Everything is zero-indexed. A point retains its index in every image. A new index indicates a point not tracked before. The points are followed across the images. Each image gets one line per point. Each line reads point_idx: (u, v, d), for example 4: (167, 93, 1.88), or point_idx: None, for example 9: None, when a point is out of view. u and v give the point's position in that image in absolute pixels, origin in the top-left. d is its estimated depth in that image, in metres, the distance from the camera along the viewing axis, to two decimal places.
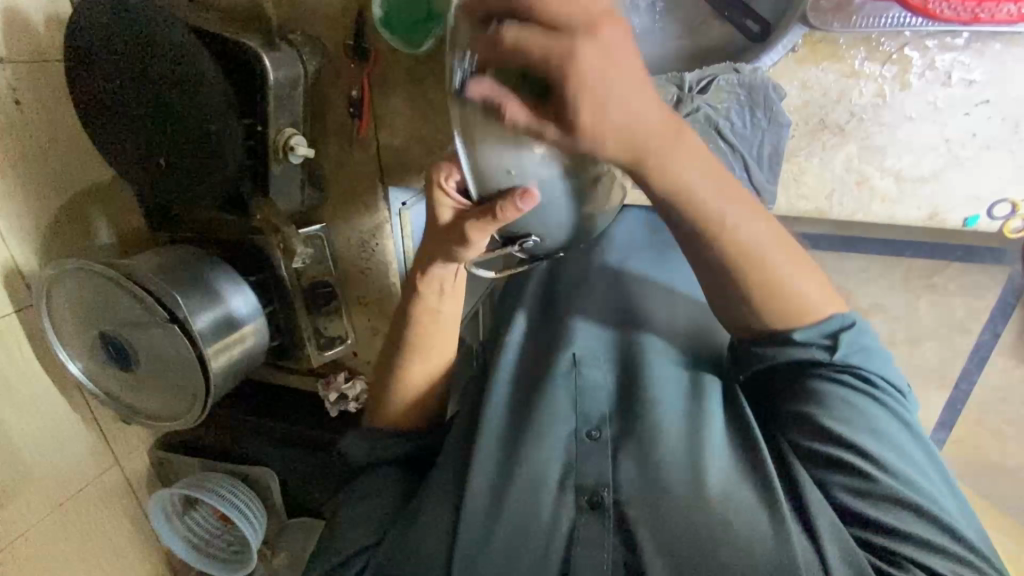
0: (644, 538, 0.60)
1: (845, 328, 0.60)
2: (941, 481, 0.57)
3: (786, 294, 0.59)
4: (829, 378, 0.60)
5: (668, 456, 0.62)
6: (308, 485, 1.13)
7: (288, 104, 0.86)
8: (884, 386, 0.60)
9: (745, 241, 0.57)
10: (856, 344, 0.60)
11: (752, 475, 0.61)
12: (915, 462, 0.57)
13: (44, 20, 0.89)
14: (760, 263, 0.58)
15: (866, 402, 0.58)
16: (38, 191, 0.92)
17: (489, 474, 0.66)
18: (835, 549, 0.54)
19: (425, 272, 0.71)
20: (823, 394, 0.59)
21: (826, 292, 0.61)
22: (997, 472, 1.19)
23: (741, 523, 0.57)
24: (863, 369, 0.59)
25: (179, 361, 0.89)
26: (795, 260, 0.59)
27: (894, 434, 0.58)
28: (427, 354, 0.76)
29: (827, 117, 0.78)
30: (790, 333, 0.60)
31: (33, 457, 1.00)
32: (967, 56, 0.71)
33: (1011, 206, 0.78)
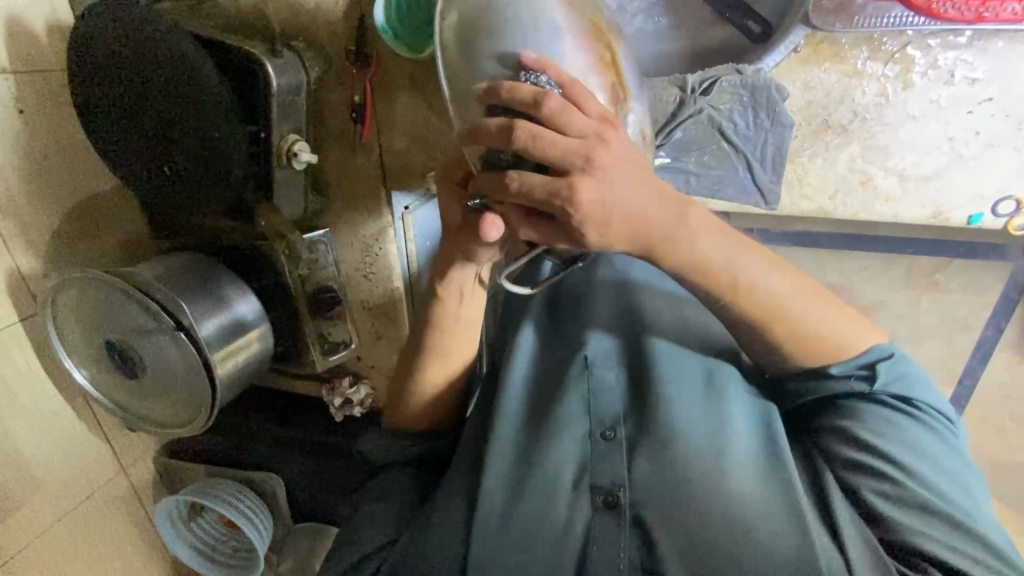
0: (661, 539, 0.60)
1: (884, 360, 0.61)
2: (981, 503, 0.58)
3: (814, 338, 0.62)
4: (866, 399, 0.61)
5: (688, 456, 0.62)
6: (315, 490, 1.13)
7: (291, 111, 0.86)
8: (926, 409, 0.61)
9: (767, 293, 0.60)
10: (896, 372, 0.61)
11: (774, 476, 0.61)
12: (958, 483, 0.58)
13: (45, 30, 0.90)
14: (786, 311, 0.61)
15: (903, 421, 0.60)
16: (41, 200, 0.92)
17: (500, 478, 0.66)
18: (859, 552, 0.55)
19: (444, 280, 0.72)
20: (862, 417, 0.60)
21: (857, 328, 0.63)
22: (1002, 468, 1.19)
23: (761, 524, 0.58)
24: (903, 394, 0.60)
25: (186, 369, 0.89)
26: (823, 303, 0.62)
27: (930, 450, 0.58)
28: (439, 358, 0.76)
29: (831, 117, 0.78)
30: (828, 368, 0.62)
31: (39, 466, 0.99)
32: (970, 55, 0.71)
33: (1016, 203, 0.77)
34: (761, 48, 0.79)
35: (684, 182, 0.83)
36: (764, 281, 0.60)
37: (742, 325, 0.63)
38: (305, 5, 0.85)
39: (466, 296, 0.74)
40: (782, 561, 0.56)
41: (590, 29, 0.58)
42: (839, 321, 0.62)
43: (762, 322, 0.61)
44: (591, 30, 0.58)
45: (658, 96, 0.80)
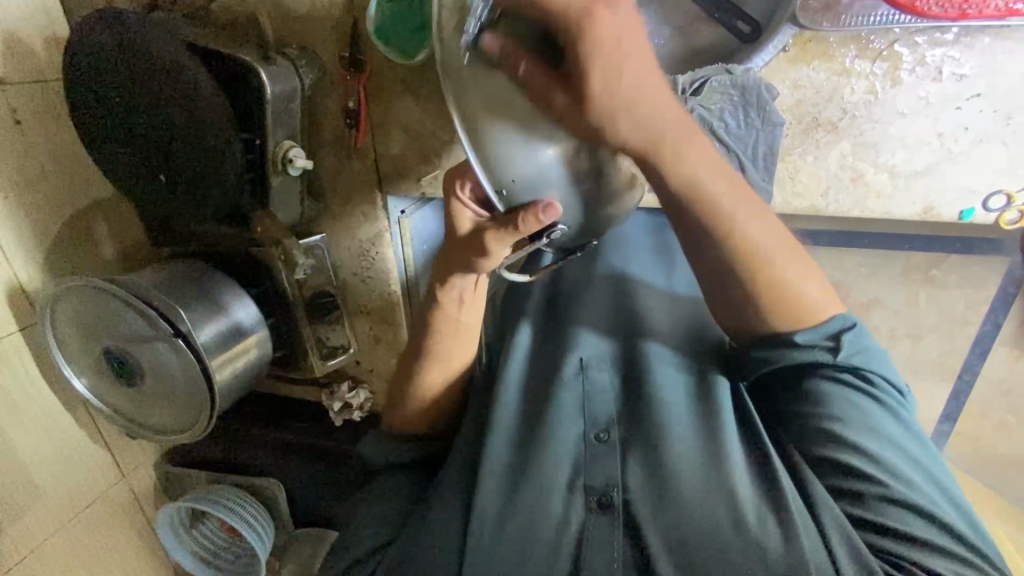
0: (651, 537, 0.59)
1: (847, 328, 0.63)
2: (940, 483, 0.59)
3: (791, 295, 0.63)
4: (829, 376, 0.62)
5: (677, 453, 0.63)
6: (315, 494, 1.14)
7: (285, 117, 0.86)
8: (884, 389, 0.62)
9: (750, 241, 0.62)
10: (857, 344, 0.62)
11: (763, 470, 0.62)
12: (918, 464, 0.59)
13: (43, 41, 0.91)
14: (765, 265, 0.63)
15: (864, 400, 0.61)
16: (40, 209, 0.93)
17: (498, 476, 0.66)
18: (840, 544, 0.55)
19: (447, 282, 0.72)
20: (827, 396, 0.61)
21: (830, 299, 0.65)
22: (1004, 463, 1.19)
23: (749, 522, 0.57)
24: (864, 371, 0.62)
25: (185, 377, 0.89)
26: (798, 263, 0.64)
27: (890, 429, 0.60)
28: (440, 360, 0.76)
29: (820, 115, 0.78)
30: (795, 336, 0.62)
31: (40, 474, 1.00)
32: (956, 51, 0.71)
33: (1006, 198, 0.78)
34: (751, 48, 0.79)
35: None
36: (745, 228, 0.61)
37: (721, 269, 0.64)
38: (299, 13, 0.86)
39: (468, 300, 0.74)
40: (769, 561, 0.55)
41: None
42: (816, 291, 0.64)
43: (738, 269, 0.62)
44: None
45: None
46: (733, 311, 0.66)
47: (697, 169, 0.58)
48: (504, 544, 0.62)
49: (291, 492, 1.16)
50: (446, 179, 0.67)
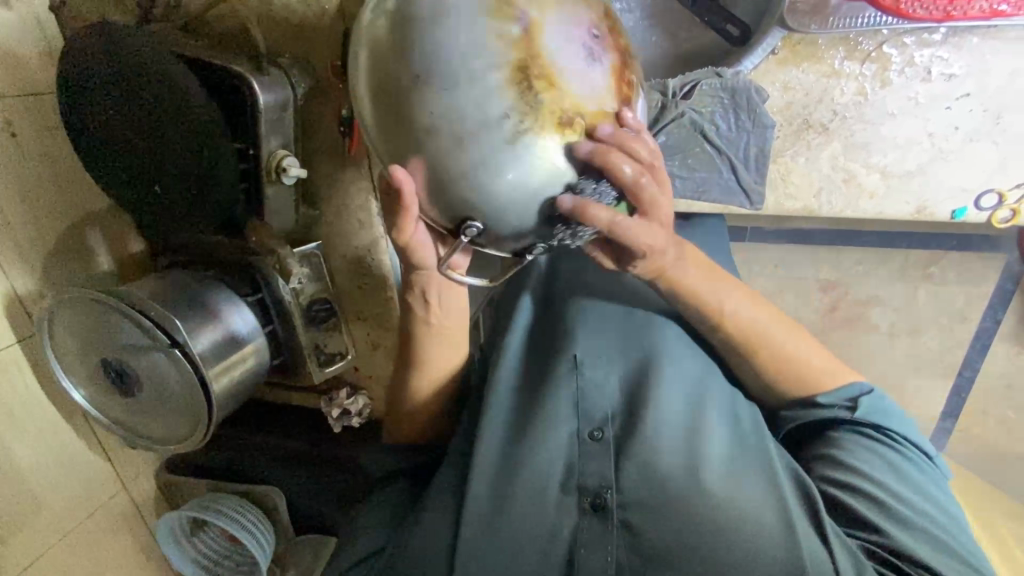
0: (652, 537, 0.60)
1: (864, 394, 0.67)
2: (957, 522, 0.61)
3: (788, 355, 0.70)
4: (850, 428, 0.66)
5: (672, 451, 0.64)
6: (314, 501, 1.14)
7: (278, 127, 0.87)
8: (903, 441, 0.65)
9: (748, 322, 0.70)
10: (876, 407, 0.67)
11: (758, 469, 0.62)
12: (932, 501, 0.61)
13: (37, 56, 0.91)
14: (767, 340, 0.70)
15: (881, 447, 0.64)
16: (36, 222, 0.94)
17: (491, 480, 0.66)
18: (842, 552, 0.56)
19: (410, 281, 0.71)
20: (843, 441, 0.65)
21: (837, 366, 0.71)
22: (1006, 459, 1.19)
23: (748, 522, 0.58)
24: (882, 425, 0.65)
25: (183, 386, 0.89)
26: (798, 335, 0.71)
27: (905, 473, 0.63)
28: (430, 367, 0.77)
29: (811, 117, 0.79)
30: (816, 398, 0.68)
31: (40, 486, 1.00)
32: (945, 52, 0.72)
33: (997, 196, 0.78)
34: (741, 51, 0.79)
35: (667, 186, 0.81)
36: (741, 316, 0.70)
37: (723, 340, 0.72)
38: (291, 23, 0.87)
39: (446, 306, 0.74)
40: (769, 565, 0.56)
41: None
42: (807, 347, 0.70)
43: (731, 339, 0.71)
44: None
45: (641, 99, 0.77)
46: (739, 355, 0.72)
47: (691, 281, 0.70)
48: (502, 548, 0.62)
49: (290, 499, 1.16)
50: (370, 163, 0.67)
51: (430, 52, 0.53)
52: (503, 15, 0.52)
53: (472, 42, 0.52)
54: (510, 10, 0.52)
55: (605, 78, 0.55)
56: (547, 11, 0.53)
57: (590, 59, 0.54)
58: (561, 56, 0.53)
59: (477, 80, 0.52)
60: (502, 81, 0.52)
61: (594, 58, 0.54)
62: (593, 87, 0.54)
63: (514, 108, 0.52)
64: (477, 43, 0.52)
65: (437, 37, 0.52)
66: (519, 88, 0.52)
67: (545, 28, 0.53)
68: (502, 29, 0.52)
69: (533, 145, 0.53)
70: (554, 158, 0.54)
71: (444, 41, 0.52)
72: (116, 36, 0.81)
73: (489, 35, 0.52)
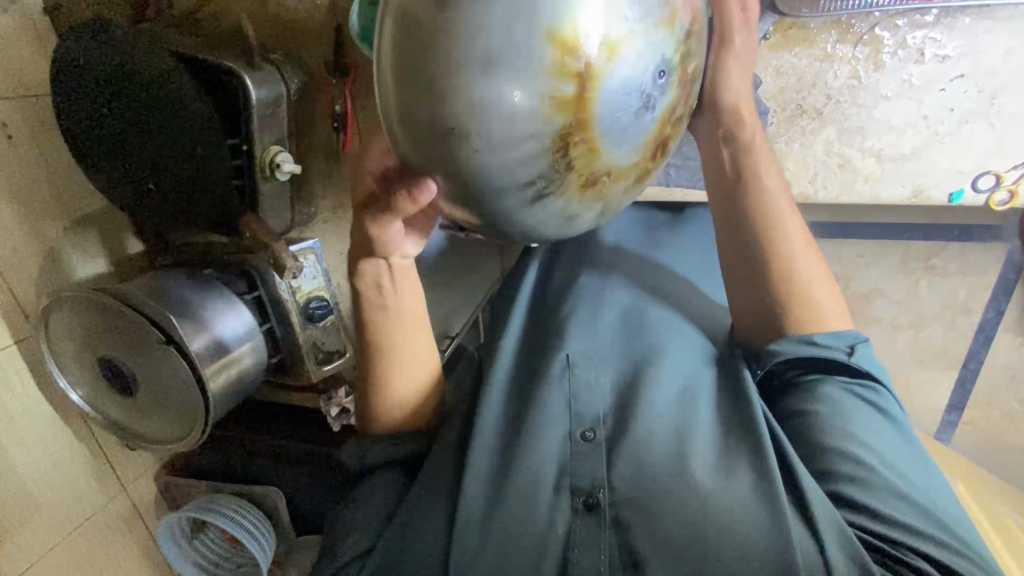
0: (640, 540, 0.59)
1: (859, 342, 0.67)
2: (937, 487, 0.61)
3: (788, 260, 0.70)
4: (838, 388, 0.65)
5: (661, 450, 0.63)
6: (314, 500, 1.14)
7: (272, 122, 0.87)
8: (888, 401, 0.65)
9: (786, 255, 0.70)
10: (869, 358, 0.66)
11: (749, 467, 0.61)
12: (914, 466, 0.61)
13: (35, 57, 0.92)
14: (794, 278, 0.69)
15: (865, 409, 0.64)
16: (32, 223, 0.94)
17: (485, 478, 0.66)
18: (831, 538, 0.55)
19: (359, 270, 0.72)
20: (829, 398, 0.65)
21: (844, 319, 0.71)
22: (1011, 451, 1.18)
23: (737, 520, 0.57)
24: (870, 382, 0.65)
25: (180, 385, 0.89)
26: (823, 281, 0.70)
27: (889, 437, 0.62)
28: (392, 346, 0.76)
29: (805, 102, 0.78)
30: (814, 336, 0.66)
31: (38, 487, 1.00)
32: (937, 33, 0.72)
33: (995, 178, 0.77)
34: None
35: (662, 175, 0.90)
36: (785, 232, 0.70)
37: (752, 275, 0.71)
38: (284, 19, 0.88)
39: (394, 287, 0.74)
40: (759, 555, 0.55)
41: (562, 31, 0.45)
42: (810, 260, 0.70)
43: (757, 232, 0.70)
44: (568, 37, 0.46)
45: None
46: (751, 321, 0.72)
47: (757, 172, 0.70)
48: (495, 547, 0.62)
49: (290, 500, 1.15)
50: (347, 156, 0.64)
51: (472, 102, 0.47)
52: (562, 70, 0.46)
53: (522, 101, 0.46)
54: (572, 62, 0.46)
55: (642, 137, 0.53)
56: (615, 59, 0.48)
57: (642, 113, 0.51)
58: (612, 119, 0.50)
59: (516, 141, 0.48)
60: (539, 145, 0.49)
61: (647, 110, 0.51)
62: (631, 145, 0.52)
63: (543, 174, 0.51)
64: (526, 103, 0.47)
65: (483, 79, 0.46)
66: (556, 156, 0.50)
67: (605, 83, 0.48)
68: (557, 88, 0.47)
69: (553, 203, 0.53)
70: (571, 211, 0.55)
71: (493, 93, 0.46)
72: (108, 37, 0.82)
73: (540, 93, 0.46)
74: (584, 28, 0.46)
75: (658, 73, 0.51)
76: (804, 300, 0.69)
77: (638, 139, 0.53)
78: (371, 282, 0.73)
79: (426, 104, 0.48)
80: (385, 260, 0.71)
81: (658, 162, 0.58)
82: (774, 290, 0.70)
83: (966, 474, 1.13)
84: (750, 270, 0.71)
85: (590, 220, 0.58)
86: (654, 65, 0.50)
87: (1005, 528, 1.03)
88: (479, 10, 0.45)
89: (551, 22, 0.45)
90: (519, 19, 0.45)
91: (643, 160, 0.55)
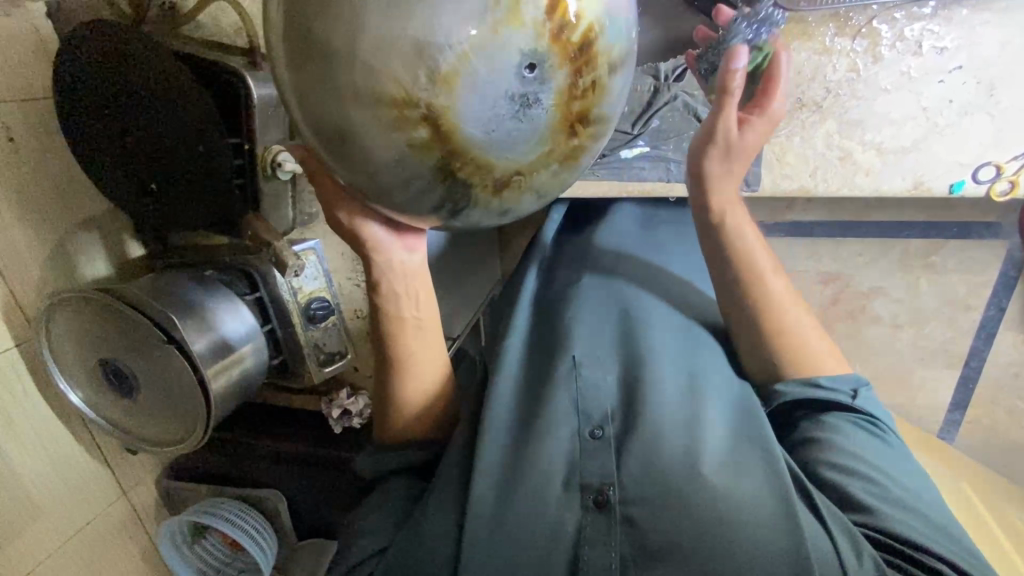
0: (652, 539, 0.58)
1: (862, 385, 0.68)
2: (945, 509, 0.61)
3: (776, 313, 0.71)
4: (839, 413, 0.66)
5: (673, 452, 0.61)
6: (316, 505, 1.13)
7: (272, 122, 0.87)
8: (885, 429, 0.67)
9: (775, 307, 0.71)
10: (868, 393, 0.68)
11: (761, 469, 0.60)
12: (921, 489, 0.62)
13: (36, 59, 0.92)
14: (785, 331, 0.70)
15: (870, 435, 0.65)
16: (34, 225, 0.94)
17: (494, 479, 0.63)
18: (850, 550, 0.54)
19: (372, 279, 0.73)
20: (835, 424, 0.66)
21: (839, 362, 0.71)
22: (1013, 449, 1.17)
23: (753, 526, 0.56)
24: (872, 413, 0.66)
25: (181, 385, 0.88)
26: (816, 335, 0.72)
27: (893, 460, 0.63)
28: (409, 358, 0.76)
29: (804, 95, 0.79)
30: (818, 378, 0.68)
31: (38, 491, 0.99)
32: (935, 25, 0.73)
33: (995, 169, 0.78)
34: None
35: (665, 169, 0.90)
36: (772, 283, 0.72)
37: (739, 315, 0.73)
38: None
39: (406, 296, 0.75)
40: (776, 558, 0.54)
41: (390, 92, 0.45)
42: (788, 298, 0.72)
43: (739, 276, 0.72)
44: (399, 92, 0.45)
45: (635, 86, 0.88)
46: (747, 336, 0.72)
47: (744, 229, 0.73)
48: (504, 548, 0.59)
49: (292, 504, 1.15)
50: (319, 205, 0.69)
51: (368, 172, 0.51)
52: (411, 116, 0.46)
53: (390, 152, 0.49)
54: (413, 113, 0.46)
55: (535, 132, 0.47)
56: (455, 91, 0.45)
57: (522, 112, 0.46)
58: (485, 134, 0.46)
59: (406, 181, 0.51)
60: (428, 178, 0.50)
61: (525, 107, 0.46)
62: (524, 140, 0.48)
63: (447, 197, 0.51)
64: (395, 155, 0.49)
65: (355, 146, 0.50)
66: (448, 182, 0.50)
67: (457, 113, 0.45)
68: (412, 138, 0.47)
69: (477, 213, 0.53)
70: (504, 206, 0.52)
71: (375, 163, 0.50)
72: (105, 36, 0.81)
73: (401, 144, 0.48)
74: (411, 70, 0.44)
75: (523, 65, 0.45)
76: (783, 327, 0.70)
77: (530, 136, 0.48)
78: (386, 291, 0.75)
79: (348, 173, 0.53)
80: (385, 262, 0.72)
81: (592, 130, 0.51)
82: (762, 323, 0.71)
83: (971, 474, 1.11)
84: (737, 309, 0.73)
85: (532, 200, 0.53)
86: (510, 61, 0.44)
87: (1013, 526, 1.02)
88: (336, 87, 0.47)
89: (384, 82, 0.45)
90: (363, 92, 0.46)
91: (551, 150, 0.49)
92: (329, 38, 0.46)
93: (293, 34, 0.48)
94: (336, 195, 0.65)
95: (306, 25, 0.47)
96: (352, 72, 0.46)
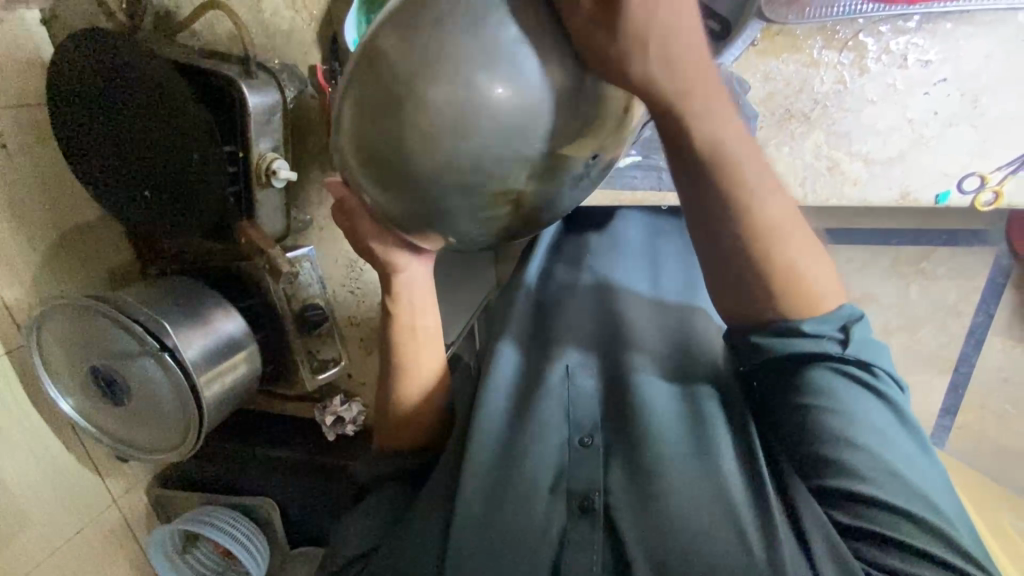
0: (631, 542, 0.56)
1: (854, 321, 0.57)
2: (937, 483, 0.54)
3: (777, 246, 0.56)
4: (828, 365, 0.56)
5: (673, 461, 0.59)
6: (308, 513, 1.13)
7: (266, 130, 0.87)
8: (885, 381, 0.57)
9: (772, 228, 0.56)
10: (862, 337, 0.57)
11: (746, 474, 0.57)
12: (914, 463, 0.53)
13: (28, 67, 0.92)
14: (787, 267, 0.56)
15: (862, 394, 0.55)
16: (24, 233, 0.94)
17: (480, 483, 0.62)
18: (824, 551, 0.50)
19: (393, 291, 0.74)
20: (820, 384, 0.55)
21: (833, 282, 0.58)
22: (1001, 453, 1.18)
23: (732, 535, 0.53)
24: (867, 362, 0.56)
25: (172, 394, 0.88)
26: (816, 256, 0.58)
27: (888, 427, 0.54)
28: (420, 368, 0.77)
29: (793, 106, 0.81)
30: (800, 323, 0.56)
31: (27, 500, 0.98)
32: (920, 38, 0.75)
33: (979, 179, 0.80)
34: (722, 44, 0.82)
35: (657, 179, 0.95)
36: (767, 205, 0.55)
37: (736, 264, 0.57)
38: (281, 29, 0.90)
39: (420, 303, 0.76)
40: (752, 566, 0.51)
41: (489, 185, 0.48)
42: (793, 229, 0.57)
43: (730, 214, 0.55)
44: (496, 184, 0.48)
45: None
46: (740, 295, 0.59)
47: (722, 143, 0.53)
48: (491, 553, 0.58)
49: (284, 512, 1.14)
50: (350, 227, 0.68)
51: (412, 211, 0.51)
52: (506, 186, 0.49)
53: (455, 208, 0.50)
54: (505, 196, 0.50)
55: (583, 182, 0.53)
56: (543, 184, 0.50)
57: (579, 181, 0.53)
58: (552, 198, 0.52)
59: (455, 226, 0.51)
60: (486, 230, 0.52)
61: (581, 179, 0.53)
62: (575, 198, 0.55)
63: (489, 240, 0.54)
64: (456, 211, 0.50)
65: (422, 195, 0.49)
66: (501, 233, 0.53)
67: (537, 195, 0.51)
68: (491, 214, 0.51)
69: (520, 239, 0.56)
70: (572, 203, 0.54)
71: (435, 218, 0.51)
72: (121, 54, 0.81)
73: (471, 209, 0.50)
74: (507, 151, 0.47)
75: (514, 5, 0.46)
76: (770, 248, 0.56)
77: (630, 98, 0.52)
78: (405, 303, 0.75)
79: (409, 220, 0.52)
80: (405, 280, 0.74)
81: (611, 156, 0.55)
82: (766, 269, 0.56)
83: (963, 479, 1.12)
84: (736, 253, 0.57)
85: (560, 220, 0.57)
86: (575, 168, 0.51)
87: (1001, 529, 1.02)
88: (415, 132, 0.46)
89: (482, 175, 0.48)
90: (455, 175, 0.47)
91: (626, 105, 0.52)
92: (408, 89, 0.45)
93: (374, 79, 0.46)
94: (369, 229, 0.67)
95: (391, 76, 0.46)
96: (445, 134, 0.46)
